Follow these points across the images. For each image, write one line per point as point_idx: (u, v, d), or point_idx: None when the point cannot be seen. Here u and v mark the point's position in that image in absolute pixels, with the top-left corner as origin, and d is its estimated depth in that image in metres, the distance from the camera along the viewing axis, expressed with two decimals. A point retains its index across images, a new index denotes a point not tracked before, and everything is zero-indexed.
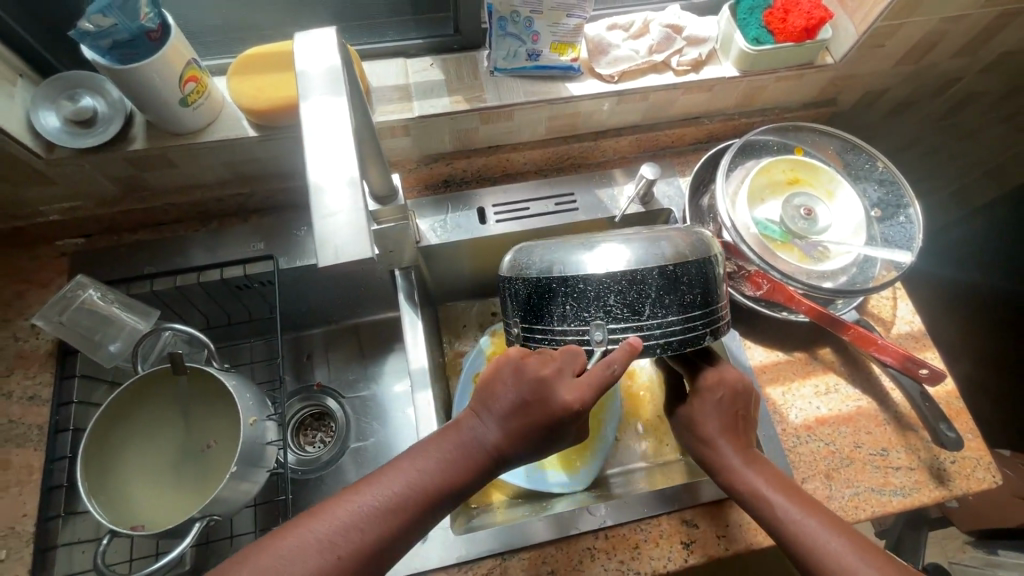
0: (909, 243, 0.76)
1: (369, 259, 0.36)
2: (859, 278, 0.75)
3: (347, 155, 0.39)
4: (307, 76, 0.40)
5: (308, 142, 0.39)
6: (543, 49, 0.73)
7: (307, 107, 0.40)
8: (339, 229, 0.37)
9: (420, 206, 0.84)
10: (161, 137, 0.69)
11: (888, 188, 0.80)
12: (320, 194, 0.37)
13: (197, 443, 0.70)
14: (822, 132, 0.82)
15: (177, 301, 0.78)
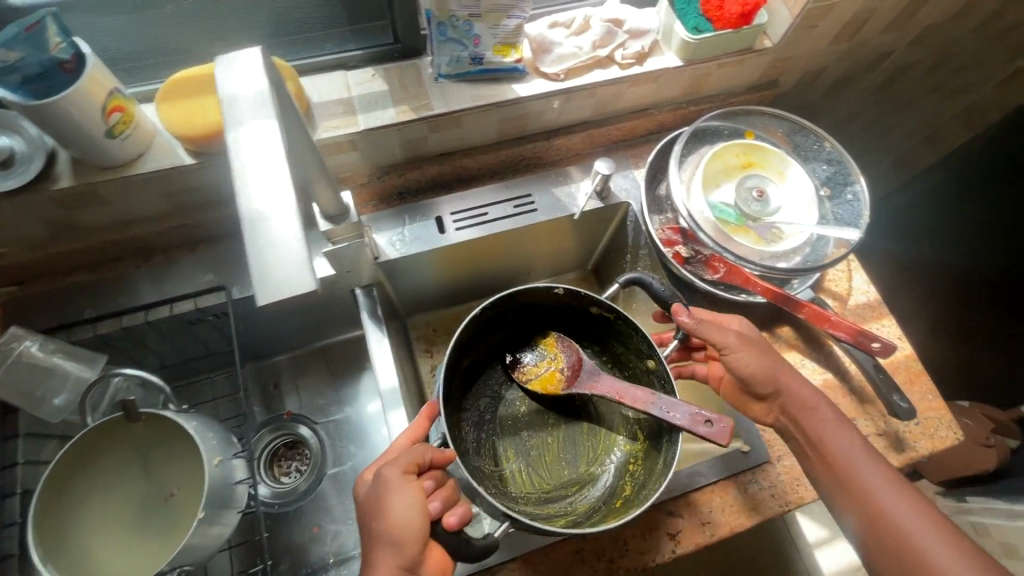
0: (857, 220, 0.78)
1: (314, 290, 0.33)
2: (812, 257, 0.77)
3: (283, 180, 0.36)
4: (233, 98, 0.37)
5: (239, 167, 0.36)
6: (486, 51, 0.72)
7: (236, 132, 0.36)
8: (278, 260, 0.33)
9: (375, 220, 0.82)
10: (89, 173, 0.64)
11: (836, 167, 0.82)
12: (255, 221, 0.34)
13: (159, 490, 0.66)
14: (773, 115, 0.84)
15: (126, 344, 0.74)
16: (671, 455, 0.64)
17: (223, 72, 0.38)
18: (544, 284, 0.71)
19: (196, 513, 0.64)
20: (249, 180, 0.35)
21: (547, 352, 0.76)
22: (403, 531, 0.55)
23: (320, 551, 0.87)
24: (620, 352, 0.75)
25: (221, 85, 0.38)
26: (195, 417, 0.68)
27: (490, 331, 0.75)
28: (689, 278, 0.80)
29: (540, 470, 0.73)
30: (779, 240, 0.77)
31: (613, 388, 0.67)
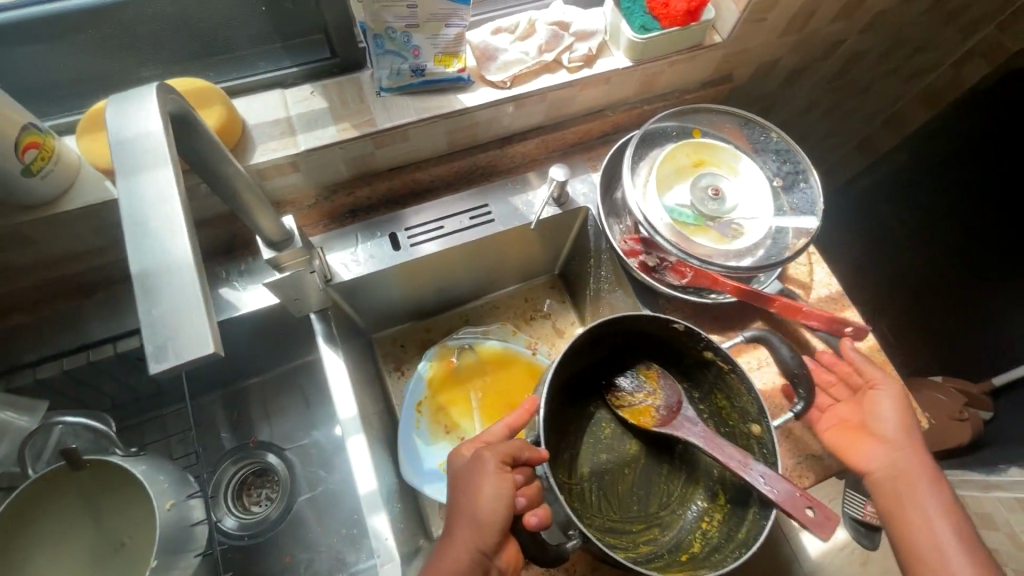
0: (813, 208, 0.78)
1: (213, 349, 0.29)
2: (775, 250, 0.76)
3: (177, 226, 0.32)
4: (124, 143, 0.34)
5: (130, 218, 0.32)
6: (427, 62, 0.70)
7: (124, 179, 0.33)
8: (171, 318, 0.30)
9: (328, 240, 0.80)
10: (11, 213, 0.61)
11: (786, 157, 0.81)
12: (146, 280, 0.31)
13: (109, 541, 0.63)
14: (717, 111, 0.82)
15: (70, 387, 0.71)
16: (758, 529, 0.62)
17: (115, 117, 0.35)
18: (662, 317, 0.70)
19: (150, 562, 0.61)
20: (139, 228, 0.32)
21: (646, 383, 0.75)
22: (490, 520, 0.56)
23: None
24: (721, 402, 0.72)
25: (113, 131, 0.35)
26: (146, 460, 0.66)
27: (599, 354, 0.74)
28: (656, 284, 0.79)
29: (613, 496, 0.72)
30: (740, 239, 0.76)
31: (711, 441, 0.66)
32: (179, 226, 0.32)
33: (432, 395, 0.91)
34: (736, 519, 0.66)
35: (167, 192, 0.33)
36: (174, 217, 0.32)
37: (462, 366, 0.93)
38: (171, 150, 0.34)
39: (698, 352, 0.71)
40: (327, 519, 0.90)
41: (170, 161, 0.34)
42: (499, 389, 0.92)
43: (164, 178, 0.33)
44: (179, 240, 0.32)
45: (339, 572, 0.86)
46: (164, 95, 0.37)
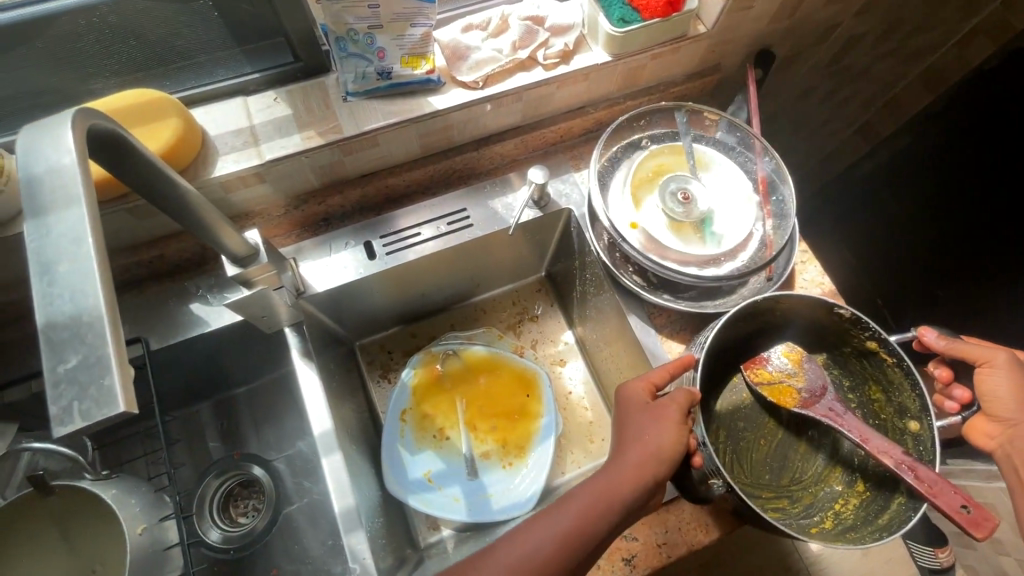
0: (699, 115, 0.79)
1: (123, 408, 0.27)
2: (751, 158, 0.78)
3: (88, 270, 0.30)
4: (33, 182, 0.32)
5: (37, 265, 0.30)
6: (393, 64, 0.67)
7: (34, 222, 0.31)
8: (79, 375, 0.28)
9: (301, 251, 0.77)
10: None
11: (639, 127, 0.79)
12: (52, 335, 0.28)
13: (82, 568, 0.62)
14: (688, 111, 0.79)
15: (41, 408, 0.70)
16: (906, 517, 0.58)
17: (23, 154, 0.33)
18: (825, 300, 0.65)
19: None
20: (50, 275, 0.30)
21: (790, 363, 0.69)
22: (654, 466, 0.57)
23: None
24: (874, 392, 0.68)
25: (23, 168, 0.32)
26: (117, 483, 0.65)
27: (745, 329, 0.69)
28: (649, 296, 0.76)
29: (744, 460, 0.68)
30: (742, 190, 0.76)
31: (858, 430, 0.62)
32: (88, 270, 0.30)
33: (416, 404, 0.89)
34: (878, 505, 0.62)
35: (76, 235, 0.30)
36: (84, 262, 0.30)
37: (447, 372, 0.91)
38: (82, 188, 0.32)
39: (860, 339, 0.66)
40: (313, 531, 0.88)
41: (85, 198, 0.32)
42: (486, 396, 0.90)
43: (76, 218, 0.31)
44: (86, 286, 0.29)
45: None
46: (82, 125, 0.35)
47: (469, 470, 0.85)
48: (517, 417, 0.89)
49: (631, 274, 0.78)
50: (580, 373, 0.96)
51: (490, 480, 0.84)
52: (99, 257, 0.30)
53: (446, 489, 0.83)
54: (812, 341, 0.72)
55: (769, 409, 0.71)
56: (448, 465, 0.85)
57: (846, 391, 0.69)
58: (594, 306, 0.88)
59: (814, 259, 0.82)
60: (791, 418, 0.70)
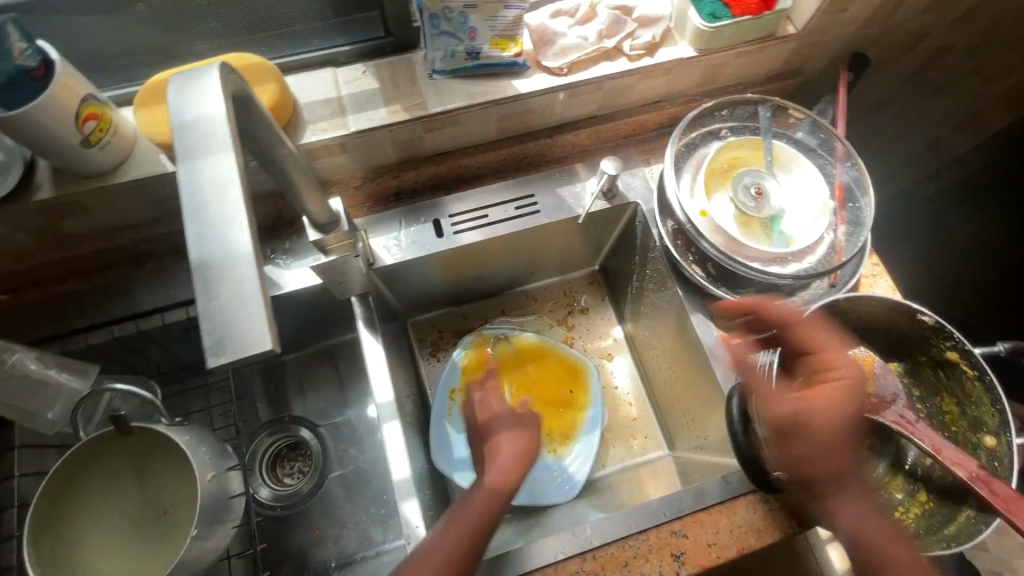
0: (782, 108, 0.77)
1: (269, 349, 0.29)
2: (829, 162, 0.76)
3: (237, 219, 0.32)
4: (184, 129, 0.33)
5: (190, 209, 0.32)
6: (483, 45, 0.67)
7: (185, 164, 0.33)
8: (228, 315, 0.30)
9: (372, 223, 0.79)
10: (70, 182, 0.62)
11: (724, 115, 0.78)
12: (206, 277, 0.30)
13: (153, 507, 0.65)
14: (773, 106, 0.77)
15: (121, 353, 0.73)
16: (975, 530, 0.59)
17: (173, 102, 0.34)
18: (904, 305, 0.66)
19: (189, 530, 0.63)
20: (201, 217, 0.32)
21: (862, 367, 0.70)
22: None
23: (322, 554, 0.86)
24: (946, 404, 0.68)
25: (176, 114, 0.34)
26: (189, 430, 0.67)
27: (824, 324, 0.70)
28: (704, 284, 0.75)
29: None
30: (819, 191, 0.74)
31: (931, 440, 0.62)
32: (238, 218, 0.31)
33: (466, 384, 0.90)
34: (943, 516, 0.63)
35: (226, 184, 0.32)
36: (232, 210, 0.32)
37: (497, 356, 0.92)
38: (229, 140, 0.33)
39: (939, 348, 0.66)
40: (356, 500, 0.90)
41: (231, 146, 0.34)
42: (537, 381, 0.91)
43: (223, 167, 0.33)
44: (236, 232, 0.31)
45: (365, 548, 0.86)
46: (226, 76, 0.36)
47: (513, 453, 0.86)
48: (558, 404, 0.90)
49: (691, 262, 0.77)
50: (627, 369, 0.95)
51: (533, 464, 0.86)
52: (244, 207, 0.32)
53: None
54: (888, 346, 0.72)
55: None
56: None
57: (916, 401, 0.70)
58: (651, 301, 0.87)
59: (885, 273, 0.79)
60: (855, 422, 0.71)
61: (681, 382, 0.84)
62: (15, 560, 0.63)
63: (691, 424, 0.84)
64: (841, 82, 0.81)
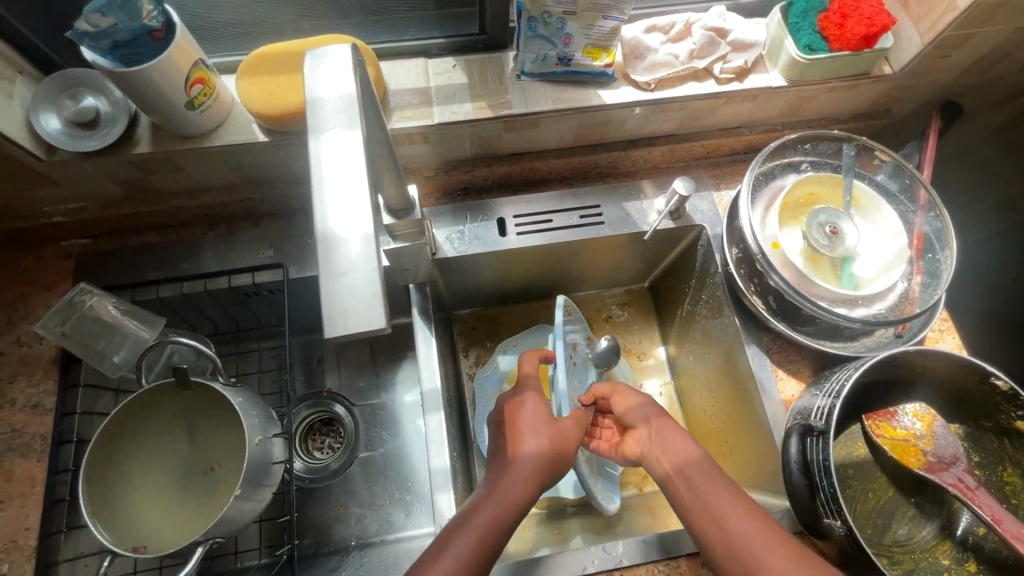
0: (869, 148, 0.75)
1: (381, 326, 0.34)
2: (909, 210, 0.74)
3: (361, 202, 0.38)
4: (322, 104, 0.40)
5: (317, 175, 0.38)
6: (575, 52, 0.68)
7: (317, 140, 0.39)
8: (350, 285, 0.35)
9: (436, 214, 0.80)
10: (167, 140, 0.65)
11: (807, 147, 0.76)
12: (332, 229, 0.37)
13: (202, 463, 0.67)
14: (859, 146, 0.75)
15: (185, 309, 0.76)
16: None
17: (311, 80, 0.41)
18: (984, 368, 0.63)
19: (233, 488, 0.64)
20: (330, 196, 0.38)
21: (919, 425, 0.68)
22: (709, 510, 0.54)
23: (343, 532, 0.85)
24: (1008, 474, 0.65)
25: (312, 91, 0.40)
26: (241, 392, 0.69)
27: (890, 375, 0.68)
28: (766, 317, 0.73)
29: (851, 507, 0.66)
30: (897, 238, 0.71)
31: (990, 509, 0.59)
32: (360, 199, 0.38)
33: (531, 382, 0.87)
34: None
35: (357, 158, 0.39)
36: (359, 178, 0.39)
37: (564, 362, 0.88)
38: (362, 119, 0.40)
39: (1008, 417, 0.64)
40: (380, 484, 0.89)
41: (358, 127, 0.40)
42: None
43: (356, 141, 0.39)
44: (360, 211, 0.37)
45: (386, 533, 0.85)
46: (357, 60, 0.42)
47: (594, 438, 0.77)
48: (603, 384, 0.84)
49: (752, 293, 0.74)
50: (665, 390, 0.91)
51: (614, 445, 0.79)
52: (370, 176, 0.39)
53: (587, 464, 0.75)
54: (950, 405, 0.69)
55: (885, 466, 0.69)
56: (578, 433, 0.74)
57: (975, 466, 0.66)
58: (700, 327, 0.85)
59: (953, 330, 0.76)
60: (907, 480, 0.68)
61: (725, 412, 0.81)
62: (68, 493, 0.65)
63: (729, 456, 0.81)
64: (931, 129, 0.78)
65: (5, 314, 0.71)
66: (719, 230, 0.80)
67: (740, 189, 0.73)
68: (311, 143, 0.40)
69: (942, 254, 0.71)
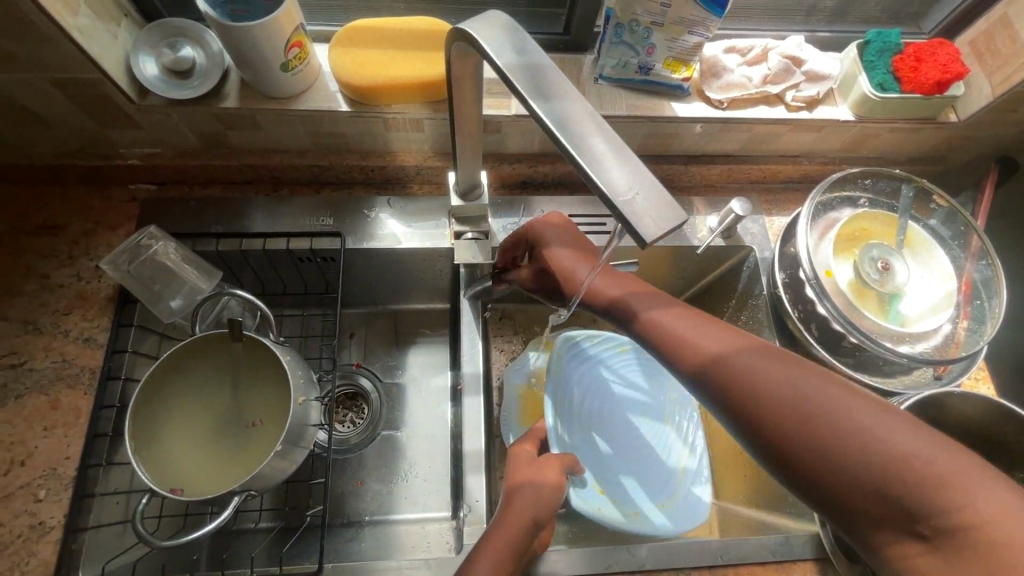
0: (925, 194, 0.77)
1: (682, 221, 0.35)
2: (959, 257, 0.75)
3: (602, 139, 0.37)
4: (511, 76, 0.39)
5: (578, 130, 0.37)
6: (656, 63, 0.69)
7: (540, 102, 0.39)
8: (642, 203, 0.35)
9: (493, 204, 0.81)
10: (254, 99, 0.67)
11: (871, 181, 0.77)
12: (612, 169, 0.36)
13: (244, 417, 0.67)
14: (917, 188, 0.77)
15: (239, 264, 0.77)
16: None
17: (486, 50, 0.40)
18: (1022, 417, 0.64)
19: (273, 446, 0.65)
20: (591, 140, 0.37)
21: None
22: (773, 393, 0.43)
23: (358, 506, 0.84)
24: None
25: (496, 60, 0.40)
26: (289, 352, 0.70)
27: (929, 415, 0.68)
28: (808, 343, 0.74)
29: None
30: (944, 282, 0.73)
31: None
32: (610, 139, 0.37)
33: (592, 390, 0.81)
34: None
35: (563, 111, 0.38)
36: (616, 150, 0.37)
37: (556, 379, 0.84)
38: (555, 75, 0.40)
39: None
40: (398, 463, 0.88)
41: (553, 81, 0.40)
42: None
43: (553, 111, 0.38)
44: (611, 150, 0.37)
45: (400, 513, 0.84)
46: (503, 22, 0.42)
47: (635, 471, 0.76)
48: (679, 421, 0.82)
49: (796, 316, 0.75)
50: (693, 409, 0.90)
51: (659, 481, 0.76)
52: (601, 124, 0.38)
53: (602, 485, 0.73)
54: (981, 451, 0.69)
55: None
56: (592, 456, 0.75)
57: None
58: None
59: (987, 381, 0.77)
60: None
61: None
62: (110, 428, 0.66)
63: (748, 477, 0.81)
64: (987, 183, 0.81)
65: (68, 247, 0.73)
66: (767, 253, 0.81)
67: (800, 212, 0.74)
68: (520, 107, 0.39)
69: (992, 303, 0.71)
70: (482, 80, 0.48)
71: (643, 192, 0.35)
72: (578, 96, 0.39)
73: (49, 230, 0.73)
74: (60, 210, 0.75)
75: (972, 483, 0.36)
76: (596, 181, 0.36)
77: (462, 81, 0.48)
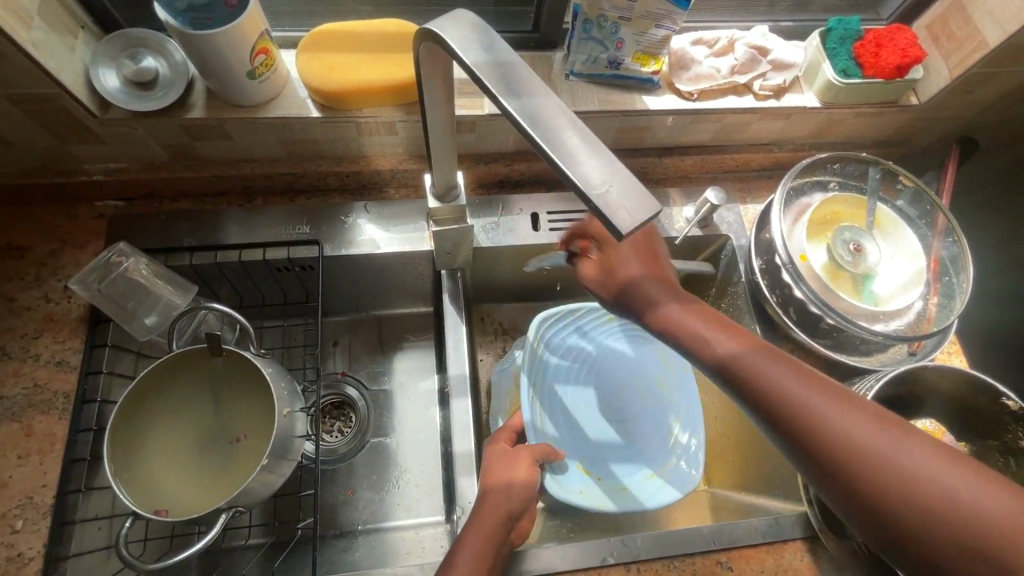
0: (890, 175, 0.79)
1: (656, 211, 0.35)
2: (926, 235, 0.77)
3: (575, 133, 0.37)
4: (480, 74, 0.39)
5: (550, 124, 0.37)
6: (625, 57, 0.70)
7: (511, 98, 0.38)
8: (616, 194, 0.35)
9: (471, 205, 0.81)
10: (221, 108, 0.66)
11: (839, 165, 0.79)
12: (585, 162, 0.36)
13: (228, 432, 0.66)
14: (884, 170, 0.79)
15: (215, 278, 0.75)
16: None
17: (455, 49, 0.40)
18: (994, 388, 0.66)
19: (259, 460, 0.63)
20: (563, 134, 0.37)
21: None
22: (769, 387, 0.48)
23: (350, 516, 0.83)
24: None
25: (465, 59, 0.40)
26: (270, 364, 0.68)
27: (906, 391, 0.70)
28: (787, 326, 0.75)
29: None
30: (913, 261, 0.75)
31: None
32: (582, 133, 0.37)
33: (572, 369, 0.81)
34: None
35: (535, 106, 0.38)
36: (588, 144, 0.37)
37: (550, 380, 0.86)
38: (524, 71, 0.40)
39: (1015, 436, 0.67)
40: (389, 470, 0.87)
41: (523, 77, 0.40)
42: None
43: (524, 108, 0.38)
44: (583, 143, 0.37)
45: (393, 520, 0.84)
46: (471, 21, 0.42)
47: (625, 447, 0.77)
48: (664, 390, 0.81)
49: (774, 301, 0.76)
50: None
51: (646, 454, 0.77)
52: (572, 118, 0.38)
53: (585, 465, 0.75)
54: (958, 422, 0.72)
55: None
56: (576, 436, 0.77)
57: None
58: None
59: (960, 354, 0.80)
60: None
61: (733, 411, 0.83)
62: (88, 453, 0.65)
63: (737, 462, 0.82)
64: (950, 162, 0.83)
65: (34, 269, 0.71)
66: (743, 241, 0.83)
67: (773, 199, 0.75)
68: (490, 105, 0.39)
69: (960, 279, 0.74)
70: (453, 81, 0.48)
71: (616, 184, 0.35)
72: (548, 92, 0.39)
73: (13, 252, 0.71)
74: (23, 231, 0.72)
75: (944, 473, 0.41)
76: (569, 174, 0.36)
77: (432, 82, 0.47)
